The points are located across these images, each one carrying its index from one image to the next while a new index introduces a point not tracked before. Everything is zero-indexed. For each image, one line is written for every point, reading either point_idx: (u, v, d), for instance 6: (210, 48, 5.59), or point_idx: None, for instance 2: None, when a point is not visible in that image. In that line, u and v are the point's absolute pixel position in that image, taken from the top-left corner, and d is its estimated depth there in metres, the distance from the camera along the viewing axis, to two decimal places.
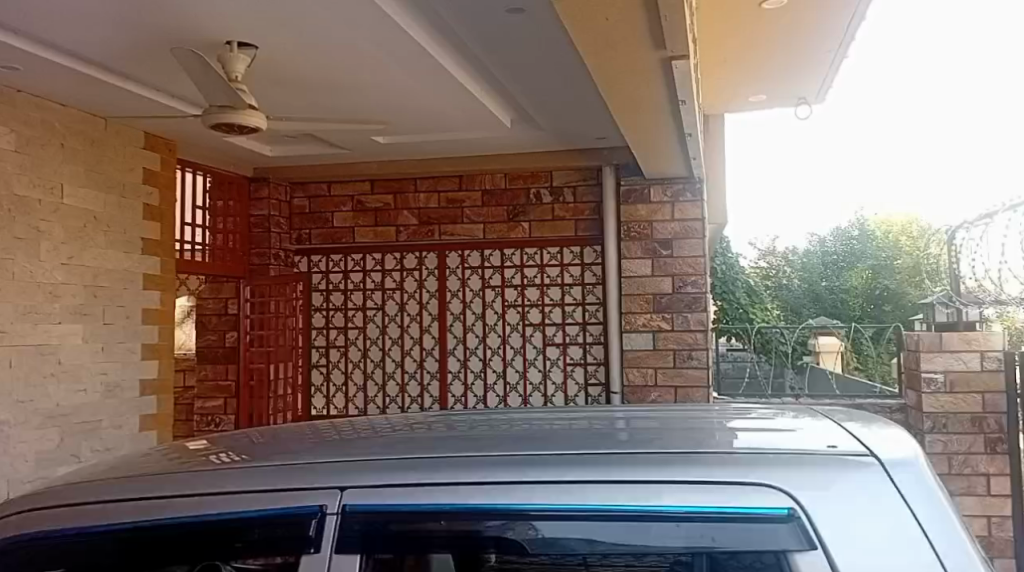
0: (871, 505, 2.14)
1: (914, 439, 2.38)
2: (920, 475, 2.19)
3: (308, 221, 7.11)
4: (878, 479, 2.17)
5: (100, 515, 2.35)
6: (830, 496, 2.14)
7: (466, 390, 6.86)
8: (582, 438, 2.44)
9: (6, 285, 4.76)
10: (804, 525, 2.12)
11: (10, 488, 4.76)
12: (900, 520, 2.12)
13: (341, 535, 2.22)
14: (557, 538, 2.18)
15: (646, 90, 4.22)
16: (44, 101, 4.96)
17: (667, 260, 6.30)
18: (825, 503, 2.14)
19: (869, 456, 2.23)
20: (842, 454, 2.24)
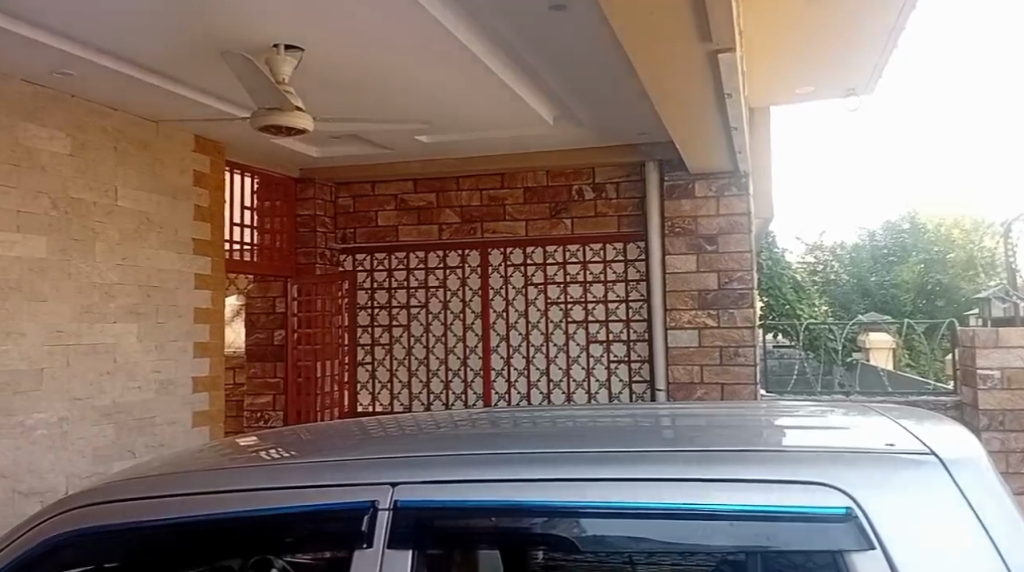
0: (931, 506, 1.73)
1: (975, 437, 1.96)
2: (983, 471, 1.79)
3: (352, 221, 7.26)
4: (936, 477, 1.76)
5: (128, 511, 2.00)
6: (882, 494, 1.74)
7: (510, 387, 6.90)
8: (619, 435, 2.03)
9: (65, 285, 4.85)
10: (861, 525, 1.73)
11: (70, 483, 4.85)
12: (963, 523, 1.71)
13: (394, 531, 1.85)
14: (599, 536, 1.81)
15: (691, 79, 3.97)
16: (97, 106, 5.06)
17: (712, 255, 6.24)
18: (878, 502, 1.74)
19: (925, 454, 1.81)
20: (894, 453, 1.82)
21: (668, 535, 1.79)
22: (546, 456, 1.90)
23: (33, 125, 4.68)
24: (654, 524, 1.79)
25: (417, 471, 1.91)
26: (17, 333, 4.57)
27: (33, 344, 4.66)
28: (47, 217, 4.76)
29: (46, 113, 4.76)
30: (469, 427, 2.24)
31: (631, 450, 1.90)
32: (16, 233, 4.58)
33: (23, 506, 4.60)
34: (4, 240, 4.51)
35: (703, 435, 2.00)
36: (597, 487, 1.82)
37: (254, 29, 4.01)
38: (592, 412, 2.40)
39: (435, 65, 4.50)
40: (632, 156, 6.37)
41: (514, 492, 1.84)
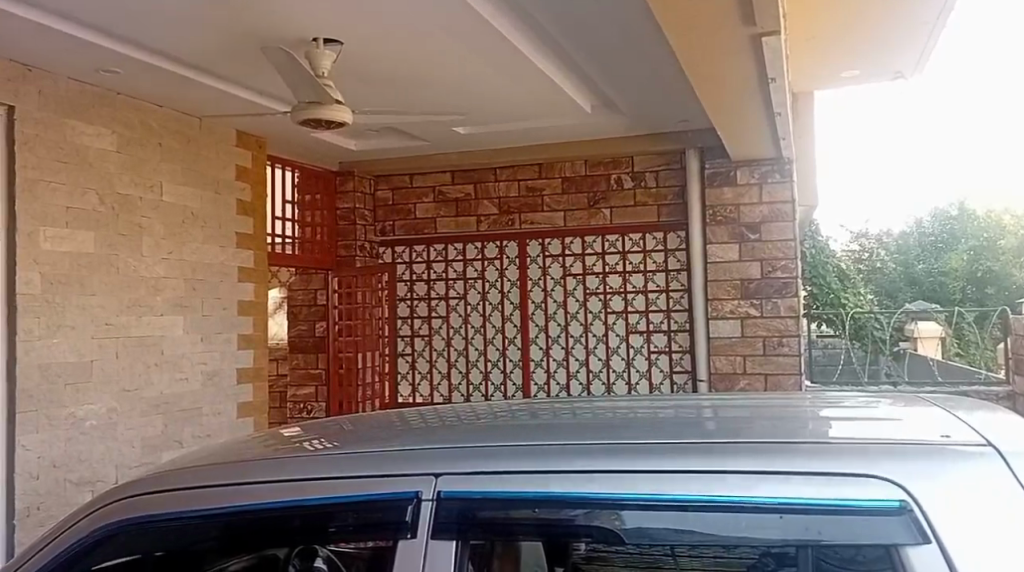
0: (993, 497, 1.68)
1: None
2: None
3: (391, 213, 7.29)
4: (998, 468, 1.72)
5: (174, 501, 2.00)
6: (942, 485, 1.71)
7: (549, 378, 6.90)
8: (662, 427, 2.01)
9: (113, 279, 4.91)
10: (917, 517, 1.69)
11: (120, 473, 4.92)
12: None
13: (438, 522, 1.84)
14: (641, 529, 1.78)
15: (734, 64, 3.93)
16: (142, 103, 5.11)
17: (755, 244, 6.16)
18: (937, 493, 1.70)
19: (984, 446, 1.78)
20: (951, 444, 1.79)
21: (714, 527, 1.76)
22: (588, 447, 1.89)
23: (79, 122, 4.75)
24: (700, 517, 1.76)
25: (459, 463, 1.90)
26: (68, 326, 4.64)
27: (84, 337, 4.73)
28: (95, 213, 4.82)
29: (91, 110, 4.81)
30: (511, 417, 2.24)
31: (673, 442, 1.88)
32: (65, 229, 4.64)
33: (75, 496, 4.67)
34: (54, 236, 4.58)
35: (745, 426, 1.97)
36: (640, 479, 1.80)
37: (295, 24, 4.03)
38: (634, 404, 2.38)
39: (475, 55, 4.48)
40: (673, 144, 6.30)
41: (559, 484, 1.83)
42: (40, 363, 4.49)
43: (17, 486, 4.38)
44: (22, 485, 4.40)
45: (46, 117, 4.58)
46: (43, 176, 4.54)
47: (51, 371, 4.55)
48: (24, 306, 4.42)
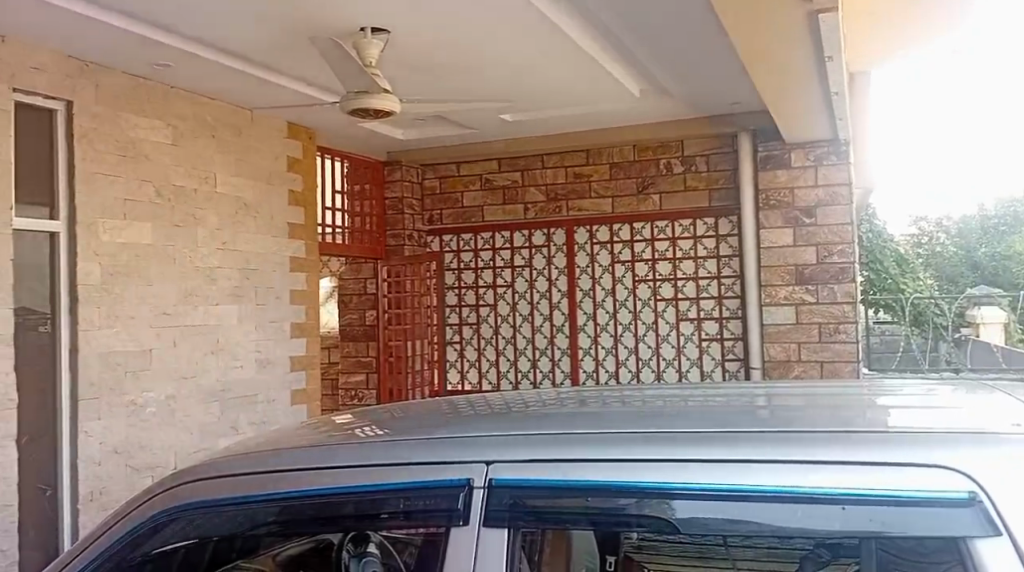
0: None
1: None
2: None
3: (439, 202, 7.31)
4: None
5: (230, 486, 2.01)
6: (1013, 476, 1.65)
7: (598, 366, 6.87)
8: (718, 415, 1.97)
9: (169, 269, 4.97)
10: (988, 510, 1.63)
11: (179, 459, 4.99)
12: None
13: (490, 510, 1.83)
14: (694, 519, 1.76)
15: (790, 43, 3.86)
16: (194, 95, 5.16)
17: (810, 229, 6.06)
18: (1008, 484, 1.64)
19: None
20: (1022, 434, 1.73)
21: (770, 518, 1.73)
22: (641, 436, 1.87)
23: (135, 116, 4.80)
24: (755, 507, 1.73)
25: (511, 450, 1.89)
26: (127, 316, 4.71)
27: (142, 326, 4.80)
28: (151, 205, 4.88)
29: (147, 104, 4.87)
30: (562, 405, 2.22)
31: (726, 431, 1.85)
32: (123, 221, 4.71)
33: (136, 481, 4.76)
34: (112, 227, 4.65)
35: (801, 415, 1.93)
36: (693, 468, 1.77)
37: (345, 14, 4.04)
38: (685, 392, 2.35)
39: (523, 41, 4.45)
40: (725, 128, 6.19)
41: (613, 473, 1.80)
42: (100, 352, 4.56)
43: (81, 471, 4.47)
44: (85, 470, 4.49)
45: (103, 111, 4.64)
46: (101, 169, 4.61)
47: (111, 359, 4.62)
48: (85, 296, 4.49)
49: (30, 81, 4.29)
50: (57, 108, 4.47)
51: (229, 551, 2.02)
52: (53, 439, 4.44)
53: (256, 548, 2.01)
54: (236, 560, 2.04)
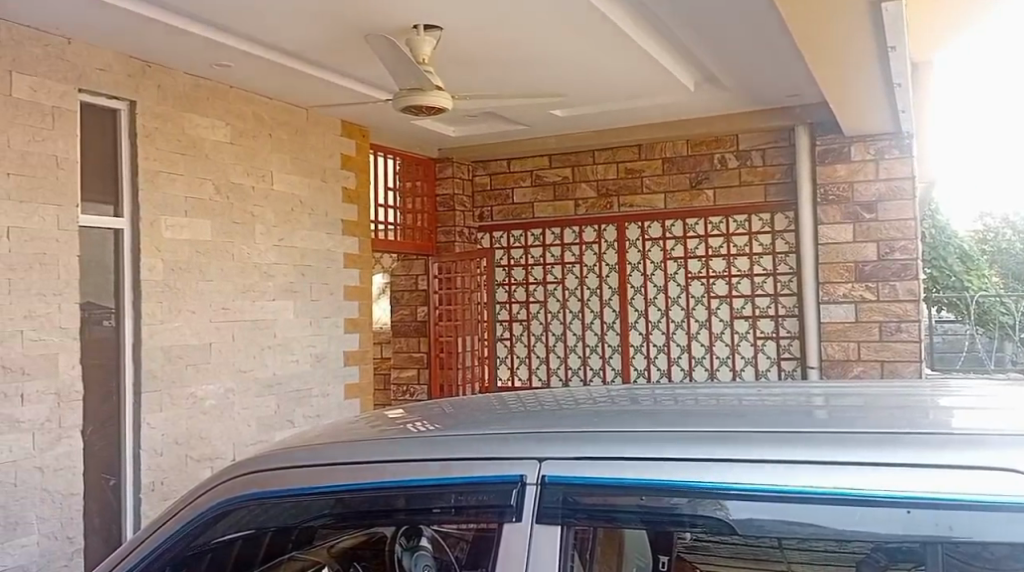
0: None
1: None
2: None
3: (489, 198, 7.36)
4: None
5: (287, 478, 2.03)
6: None
7: (649, 364, 6.83)
8: (773, 415, 1.96)
9: (228, 265, 5.04)
10: None
11: (237, 450, 5.07)
12: None
13: (543, 507, 1.83)
14: (749, 519, 1.75)
15: (851, 36, 3.83)
16: (252, 95, 5.24)
17: (871, 224, 5.97)
18: None
19: None
20: None
21: (829, 520, 1.71)
22: (696, 434, 1.85)
23: (196, 115, 4.89)
24: (812, 508, 1.72)
25: (566, 447, 1.88)
26: (188, 310, 4.79)
27: (202, 320, 4.88)
28: (212, 202, 4.96)
29: (207, 103, 4.95)
30: (616, 403, 2.23)
31: (782, 431, 1.83)
32: (184, 218, 4.79)
33: (196, 472, 4.83)
34: (174, 224, 4.73)
35: (858, 415, 1.91)
36: (748, 468, 1.76)
37: (399, 11, 4.06)
38: (741, 391, 2.34)
39: (577, 35, 4.45)
40: (783, 121, 6.08)
41: (667, 472, 1.79)
42: (162, 345, 4.65)
43: (143, 462, 4.56)
44: (147, 461, 4.57)
45: (166, 110, 4.72)
46: (163, 166, 4.70)
47: (173, 353, 4.71)
48: (149, 290, 4.59)
49: (95, 81, 4.38)
50: (120, 108, 4.56)
51: (285, 542, 2.05)
52: (117, 430, 4.54)
53: (312, 539, 2.03)
54: (293, 551, 2.06)
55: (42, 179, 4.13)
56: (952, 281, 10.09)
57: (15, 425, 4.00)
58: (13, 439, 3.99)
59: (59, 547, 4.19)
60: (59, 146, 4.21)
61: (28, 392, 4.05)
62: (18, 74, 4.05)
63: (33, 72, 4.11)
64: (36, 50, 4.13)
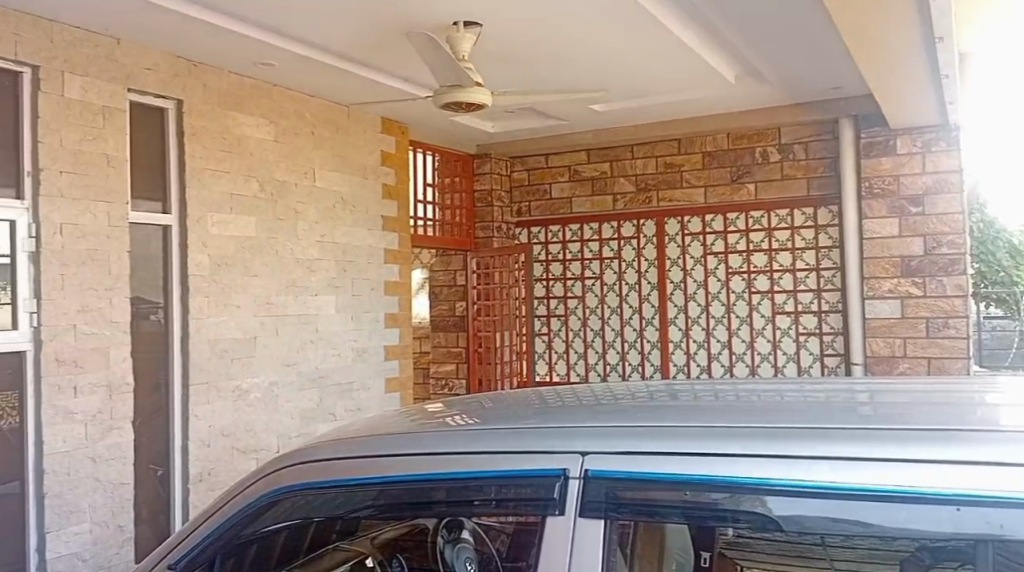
0: None
1: None
2: None
3: (527, 194, 7.37)
4: None
5: (333, 469, 2.06)
6: None
7: (689, 359, 6.81)
8: (816, 411, 1.95)
9: (271, 261, 5.10)
10: None
11: (281, 443, 5.13)
12: None
13: (587, 500, 1.84)
14: (793, 516, 1.75)
15: (898, 26, 3.79)
16: (295, 93, 5.30)
17: (917, 218, 5.90)
18: None
19: None
20: None
21: (875, 518, 1.71)
22: (738, 430, 1.85)
23: (240, 114, 4.95)
24: (856, 505, 1.71)
25: (608, 442, 1.89)
26: (233, 305, 4.86)
27: (246, 315, 4.94)
28: (255, 199, 5.02)
29: (251, 101, 5.02)
30: (656, 398, 2.23)
31: (826, 428, 1.83)
32: (230, 214, 4.86)
33: (242, 464, 4.90)
34: (219, 221, 4.80)
35: (903, 412, 1.90)
36: (792, 464, 1.76)
37: (441, 8, 4.09)
38: (783, 387, 2.33)
39: (618, 30, 4.44)
40: (826, 114, 6.03)
41: (712, 468, 1.79)
42: (209, 339, 4.72)
43: (191, 453, 4.64)
44: (194, 452, 4.65)
45: (211, 109, 4.79)
46: (209, 164, 4.76)
47: (219, 347, 4.78)
48: (195, 286, 4.66)
49: (143, 81, 4.45)
50: (167, 107, 4.63)
51: (330, 530, 2.09)
52: (165, 423, 4.61)
53: (356, 529, 2.07)
54: (336, 541, 2.11)
55: (94, 177, 4.21)
56: (1001, 276, 9.94)
57: (68, 417, 4.08)
58: (67, 430, 4.07)
59: (111, 536, 4.28)
60: (110, 145, 4.29)
61: (81, 384, 4.13)
62: (70, 75, 4.13)
63: (84, 73, 4.19)
64: (87, 51, 4.21)
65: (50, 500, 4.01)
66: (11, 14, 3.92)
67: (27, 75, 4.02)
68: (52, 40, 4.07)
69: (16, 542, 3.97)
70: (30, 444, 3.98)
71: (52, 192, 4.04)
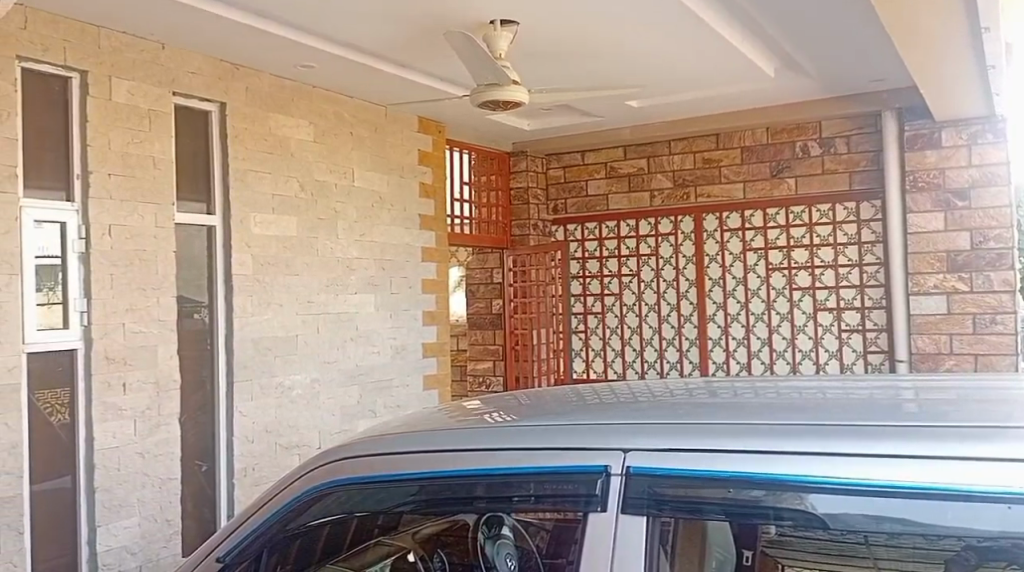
0: None
1: None
2: None
3: (563, 191, 7.39)
4: None
5: (375, 464, 2.08)
6: None
7: (728, 357, 6.78)
8: (860, 409, 1.94)
9: (312, 260, 5.15)
10: None
11: (323, 439, 5.18)
12: None
13: (628, 497, 1.84)
14: (837, 515, 1.74)
15: (943, 17, 3.76)
16: (334, 94, 5.35)
17: (963, 212, 5.82)
18: None
19: None
20: None
21: (920, 515, 1.70)
22: (780, 428, 1.85)
23: (281, 115, 5.00)
24: (900, 503, 1.71)
25: (650, 439, 1.89)
26: (275, 304, 4.91)
27: (289, 314, 4.99)
28: (296, 199, 5.07)
29: (291, 104, 5.07)
30: (696, 395, 2.23)
31: (869, 425, 1.82)
32: (272, 214, 4.91)
33: (285, 460, 4.96)
34: (262, 221, 4.85)
35: (949, 410, 1.89)
36: (835, 461, 1.75)
37: (481, 8, 4.11)
38: (824, 384, 2.32)
39: (657, 26, 4.44)
40: (868, 106, 5.98)
41: (754, 466, 1.79)
42: (253, 337, 4.78)
43: (237, 448, 4.70)
44: (240, 448, 4.71)
45: (253, 111, 4.85)
46: (251, 165, 4.81)
47: (262, 345, 4.84)
48: (239, 285, 4.72)
49: (188, 84, 4.52)
50: (211, 110, 4.70)
51: (372, 527, 2.10)
52: (210, 420, 4.67)
53: (397, 524, 2.08)
54: (379, 537, 2.11)
55: (141, 178, 4.27)
56: None
57: (119, 413, 4.16)
58: (117, 426, 4.15)
59: (158, 529, 4.34)
60: (157, 148, 4.35)
61: (130, 381, 4.20)
62: (117, 79, 4.20)
63: (130, 77, 4.26)
64: (134, 55, 4.28)
65: (100, 494, 4.08)
66: (61, 20, 3.99)
67: (76, 80, 4.10)
68: (100, 46, 4.14)
69: (67, 534, 4.05)
70: (82, 441, 4.07)
71: (102, 193, 4.12)
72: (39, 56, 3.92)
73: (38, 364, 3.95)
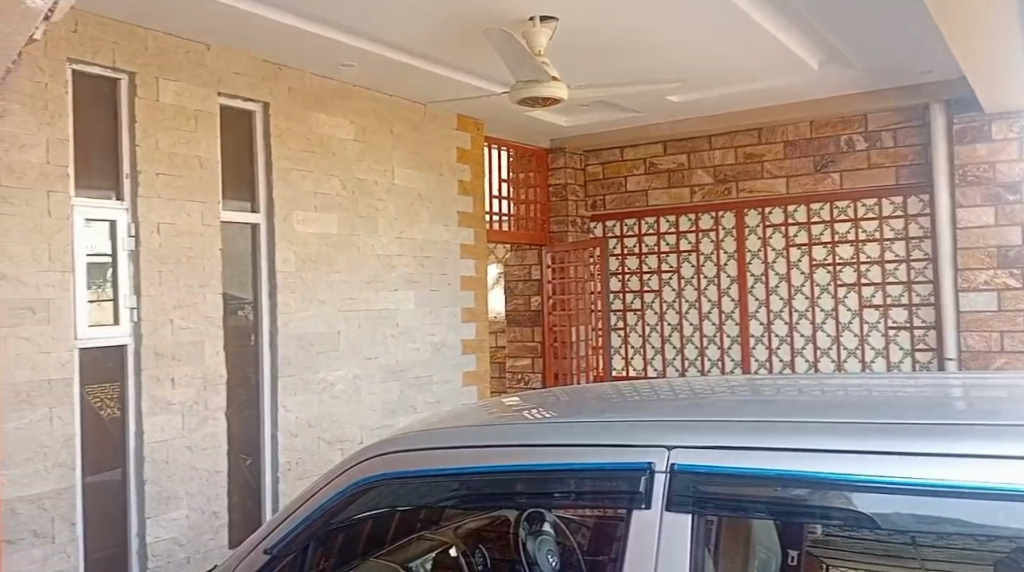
0: None
1: None
2: None
3: (602, 187, 7.37)
4: None
5: (417, 460, 2.09)
6: None
7: (771, 354, 6.72)
8: (908, 406, 1.91)
9: (353, 257, 5.18)
10: None
11: (364, 434, 5.21)
12: None
13: (673, 495, 1.83)
14: (885, 514, 1.72)
15: (994, 7, 3.70)
16: (374, 93, 5.38)
17: (1014, 206, 5.72)
18: None
19: None
20: None
21: (969, 515, 1.67)
22: (825, 426, 1.83)
23: (323, 114, 5.04)
24: (949, 502, 1.68)
25: (695, 436, 1.88)
26: (318, 300, 4.95)
27: (331, 310, 5.03)
28: (338, 197, 5.11)
29: (333, 102, 5.11)
30: (740, 392, 2.22)
31: (918, 423, 1.79)
32: (314, 212, 4.96)
33: (328, 454, 5.00)
34: (304, 219, 4.90)
35: (999, 408, 1.85)
36: (883, 460, 1.73)
37: (522, 5, 4.11)
38: (870, 382, 2.29)
39: (700, 19, 4.41)
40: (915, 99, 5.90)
41: (801, 464, 1.78)
42: (296, 333, 4.82)
43: (281, 443, 4.75)
44: (284, 442, 4.77)
45: (295, 109, 4.89)
46: (294, 164, 4.86)
47: (306, 342, 4.88)
48: (283, 282, 4.76)
49: (233, 84, 4.57)
50: (255, 110, 4.75)
51: (414, 521, 2.11)
52: (256, 416, 4.73)
53: (439, 519, 2.09)
54: (421, 530, 2.13)
55: (188, 178, 4.33)
56: None
57: (167, 408, 4.22)
58: (166, 421, 4.21)
59: (206, 520, 4.40)
60: (202, 147, 4.40)
61: (178, 377, 4.26)
62: (164, 80, 4.26)
63: (177, 78, 4.32)
64: (180, 56, 4.33)
65: (150, 488, 4.14)
66: (110, 23, 4.05)
67: (125, 82, 4.16)
68: (147, 47, 4.20)
69: (118, 526, 4.12)
70: (131, 436, 4.14)
71: (150, 192, 4.17)
72: (88, 58, 3.98)
73: (89, 360, 4.01)
